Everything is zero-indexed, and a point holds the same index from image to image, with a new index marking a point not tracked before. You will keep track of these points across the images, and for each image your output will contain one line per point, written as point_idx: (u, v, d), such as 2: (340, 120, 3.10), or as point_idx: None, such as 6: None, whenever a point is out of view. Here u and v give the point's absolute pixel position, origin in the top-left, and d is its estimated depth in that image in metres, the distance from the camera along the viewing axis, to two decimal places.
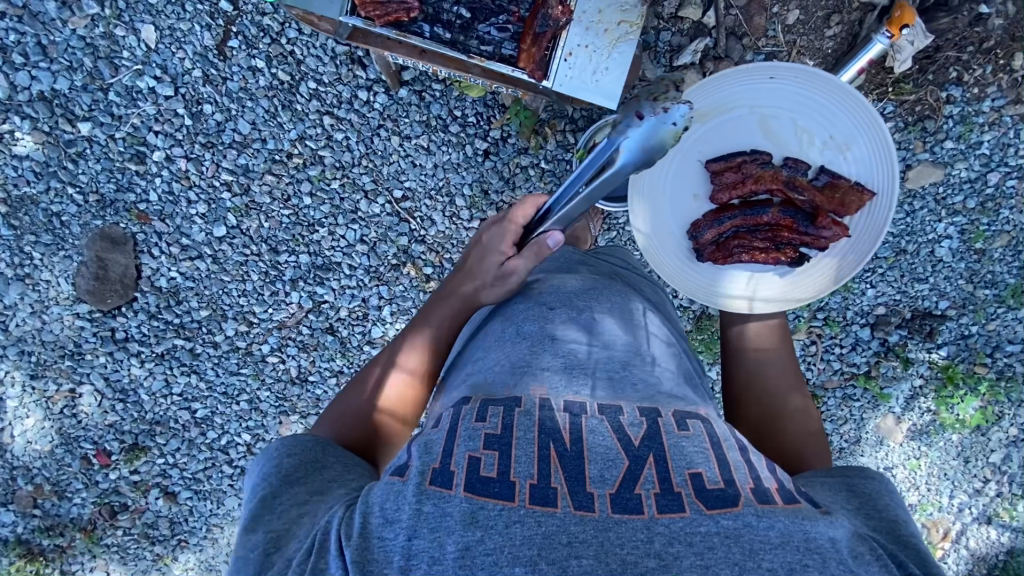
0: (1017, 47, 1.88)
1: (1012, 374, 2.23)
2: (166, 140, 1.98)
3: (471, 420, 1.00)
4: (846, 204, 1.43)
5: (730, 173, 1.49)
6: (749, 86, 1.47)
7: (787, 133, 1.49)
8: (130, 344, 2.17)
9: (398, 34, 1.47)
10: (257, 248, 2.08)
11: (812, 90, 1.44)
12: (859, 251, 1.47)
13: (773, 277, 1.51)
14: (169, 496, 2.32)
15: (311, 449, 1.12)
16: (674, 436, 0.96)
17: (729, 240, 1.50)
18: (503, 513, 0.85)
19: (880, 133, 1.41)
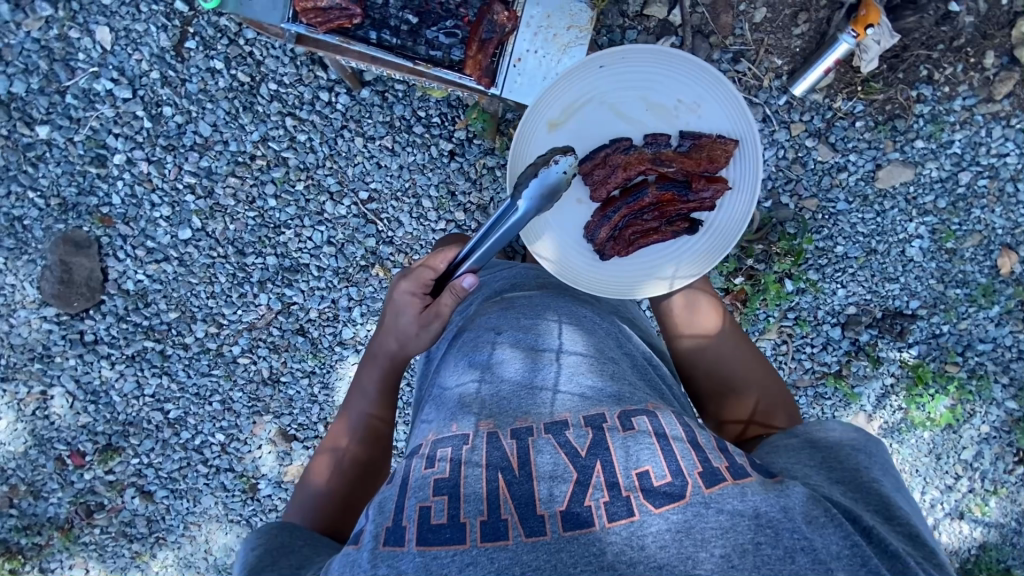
0: (989, 45, 1.87)
1: (983, 373, 2.23)
2: (126, 143, 1.96)
3: (420, 468, 0.96)
4: (715, 159, 1.37)
5: (599, 170, 1.41)
6: (587, 81, 1.39)
7: (638, 110, 1.42)
8: (99, 346, 2.17)
9: (340, 40, 1.44)
10: (224, 250, 2.08)
11: (642, 65, 1.38)
12: (741, 202, 1.40)
13: (679, 253, 1.43)
14: (145, 495, 2.34)
15: (277, 536, 1.12)
16: (619, 439, 0.93)
17: (625, 231, 1.42)
18: (455, 558, 0.83)
19: (721, 83, 1.36)
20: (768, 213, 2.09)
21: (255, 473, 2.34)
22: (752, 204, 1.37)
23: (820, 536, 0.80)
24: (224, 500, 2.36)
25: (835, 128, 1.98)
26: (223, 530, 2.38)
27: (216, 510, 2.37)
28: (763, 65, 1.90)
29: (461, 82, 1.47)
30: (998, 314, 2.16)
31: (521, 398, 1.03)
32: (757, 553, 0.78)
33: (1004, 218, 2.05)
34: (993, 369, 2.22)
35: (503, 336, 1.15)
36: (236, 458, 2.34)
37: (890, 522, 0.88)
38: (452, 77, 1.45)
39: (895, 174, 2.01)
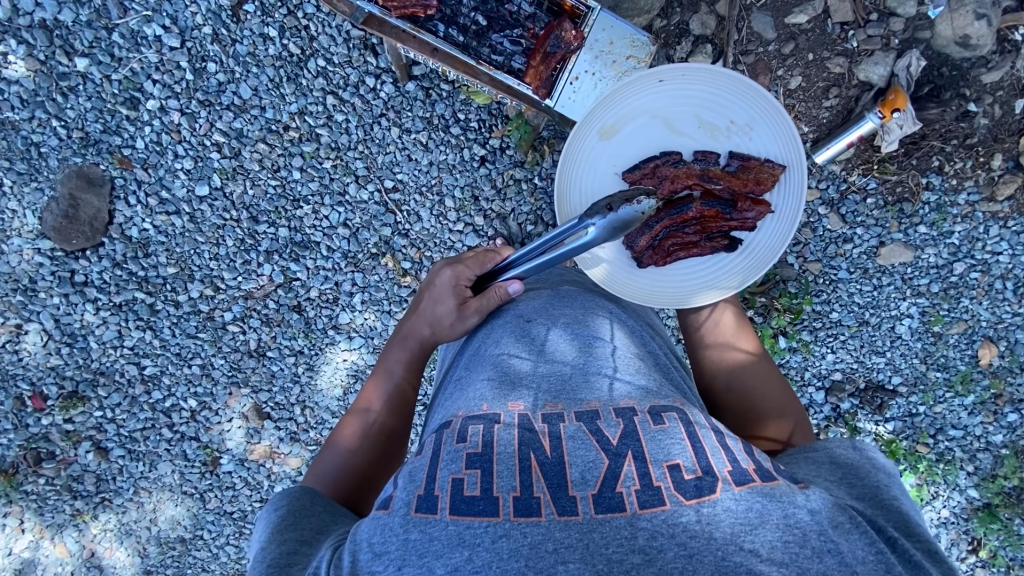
0: (998, 148, 1.97)
1: (951, 458, 2.30)
2: (163, 91, 1.96)
3: (452, 442, 1.02)
4: (762, 181, 1.40)
5: (647, 179, 1.45)
6: (642, 94, 1.42)
7: (691, 127, 1.45)
8: (88, 289, 2.10)
9: (411, 27, 1.48)
10: (237, 214, 2.06)
11: (701, 83, 1.39)
12: (785, 226, 1.42)
13: (714, 268, 1.47)
14: (101, 451, 2.25)
15: (299, 499, 1.16)
16: (651, 432, 0.99)
17: (664, 242, 1.46)
18: (487, 530, 0.87)
19: (777, 110, 1.37)
20: (772, 269, 2.17)
21: (220, 446, 2.27)
22: (795, 230, 1.40)
23: (846, 541, 0.85)
24: (182, 470, 2.28)
25: (847, 200, 2.07)
26: (174, 501, 2.30)
27: (172, 479, 2.29)
28: None
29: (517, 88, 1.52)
30: (972, 402, 2.25)
31: (554, 381, 1.12)
32: (788, 551, 0.83)
33: (989, 311, 2.15)
34: (960, 456, 2.29)
35: (537, 328, 1.24)
36: (203, 428, 2.26)
37: (910, 538, 0.90)
38: (508, 81, 1.50)
39: (895, 254, 2.11)
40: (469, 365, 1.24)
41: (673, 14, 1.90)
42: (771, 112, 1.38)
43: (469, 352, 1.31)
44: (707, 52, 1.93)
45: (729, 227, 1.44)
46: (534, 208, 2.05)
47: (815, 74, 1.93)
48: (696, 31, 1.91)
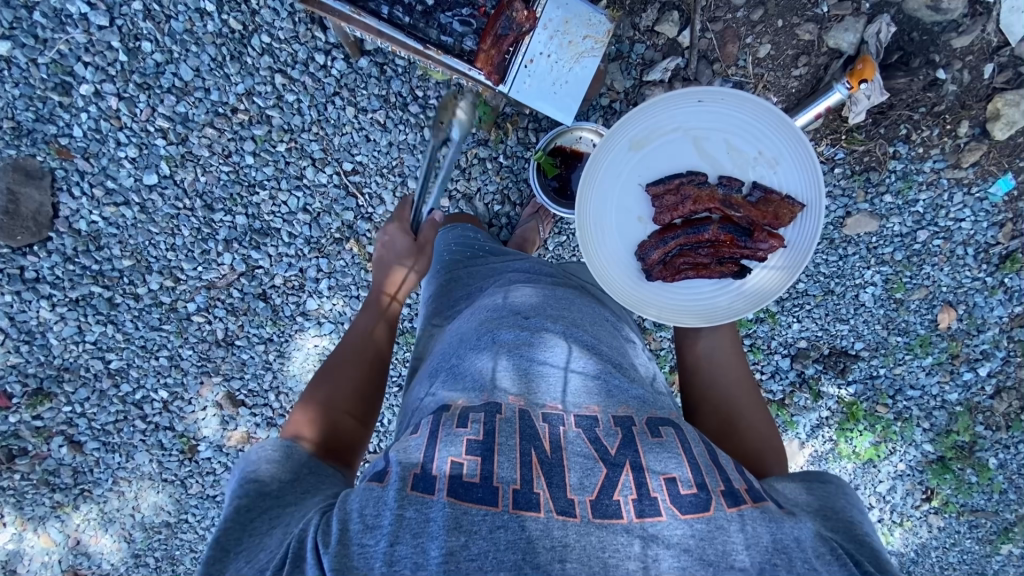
0: (965, 115, 1.95)
1: (908, 416, 2.40)
2: (96, 74, 1.83)
3: (452, 425, 1.01)
4: (781, 216, 1.32)
5: (669, 196, 1.36)
6: (675, 109, 1.31)
7: (719, 149, 1.35)
8: (40, 285, 2.03)
9: (351, 11, 1.39)
10: (190, 203, 1.97)
11: (741, 109, 1.29)
12: (795, 264, 1.34)
13: (717, 293, 1.37)
14: (74, 445, 2.24)
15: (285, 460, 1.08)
16: (648, 443, 1.00)
17: (675, 259, 1.37)
18: (486, 518, 0.87)
19: (810, 148, 1.27)
20: None
21: (196, 434, 2.27)
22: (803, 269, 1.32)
23: (827, 571, 0.88)
24: (160, 459, 2.29)
25: None
26: (155, 488, 2.32)
27: (151, 468, 2.30)
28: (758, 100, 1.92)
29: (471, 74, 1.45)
30: (930, 363, 2.33)
31: (554, 381, 1.11)
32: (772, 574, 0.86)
33: (951, 277, 2.19)
34: (917, 414, 2.40)
35: (531, 322, 1.23)
36: (177, 417, 2.26)
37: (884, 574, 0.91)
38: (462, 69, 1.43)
39: (862, 224, 2.11)
40: (454, 356, 1.20)
41: None
42: (801, 149, 1.28)
43: (449, 342, 1.26)
44: (674, 20, 1.83)
45: (742, 256, 1.37)
46: (500, 187, 2.02)
47: (784, 41, 1.86)
48: None
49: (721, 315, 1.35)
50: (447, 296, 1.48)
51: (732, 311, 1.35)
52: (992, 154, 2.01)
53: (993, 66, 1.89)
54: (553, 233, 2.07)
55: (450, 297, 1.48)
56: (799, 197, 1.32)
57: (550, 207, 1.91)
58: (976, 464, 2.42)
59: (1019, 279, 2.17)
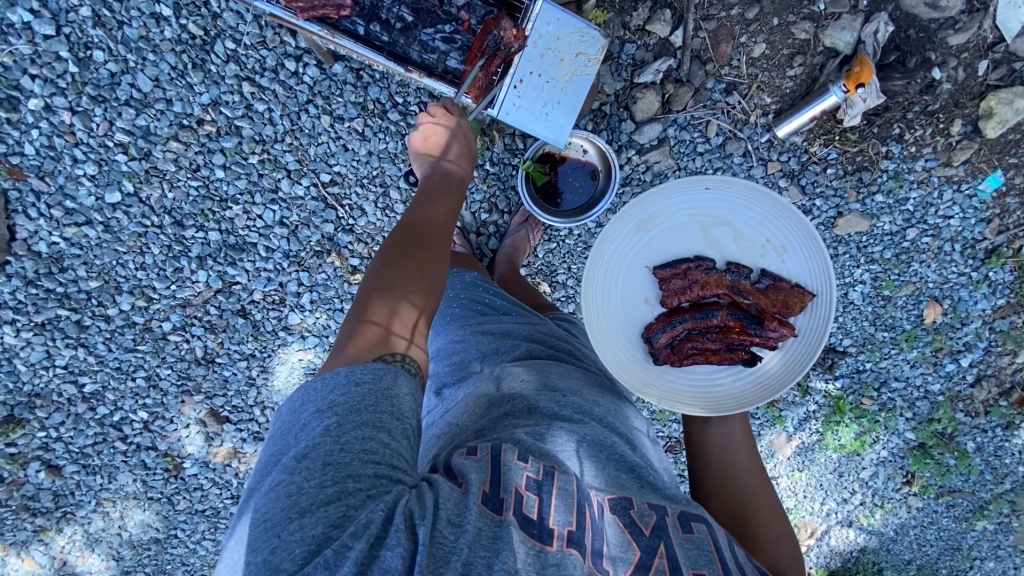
0: (958, 113, 1.92)
1: (892, 407, 2.44)
2: (45, 87, 1.69)
3: (514, 457, 0.98)
4: (790, 304, 1.32)
5: (676, 280, 1.38)
6: (682, 195, 1.36)
7: (726, 238, 1.38)
8: (3, 310, 1.92)
9: (325, 32, 1.39)
10: (158, 220, 1.86)
11: (747, 198, 1.35)
12: (807, 352, 1.32)
13: (726, 380, 1.35)
14: (52, 470, 2.16)
15: (353, 393, 0.95)
16: (680, 538, 0.98)
17: (683, 343, 1.35)
18: (539, 554, 0.88)
19: (814, 237, 1.31)
20: None
21: (180, 452, 2.20)
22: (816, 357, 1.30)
23: None
24: (144, 478, 2.22)
25: (807, 171, 2.02)
26: (141, 507, 2.25)
27: (135, 488, 2.23)
28: (752, 101, 1.86)
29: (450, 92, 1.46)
30: (915, 357, 2.34)
31: (592, 459, 1.06)
32: None
33: (938, 273, 2.19)
34: (901, 405, 2.43)
35: (568, 400, 1.17)
36: (160, 437, 2.18)
37: None
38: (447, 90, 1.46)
39: (853, 223, 2.09)
40: (481, 428, 1.11)
41: None
42: (806, 238, 1.32)
43: (475, 406, 1.17)
44: (666, 19, 1.76)
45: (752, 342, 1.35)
46: (488, 195, 1.94)
47: (778, 40, 1.80)
48: None
49: (731, 402, 1.32)
50: (461, 346, 1.37)
51: (742, 403, 1.32)
52: (982, 151, 1.99)
53: (988, 63, 1.86)
54: (543, 242, 2.00)
55: (464, 347, 1.36)
56: (808, 286, 1.34)
57: (541, 218, 1.84)
58: (956, 451, 2.47)
59: (1002, 272, 2.16)
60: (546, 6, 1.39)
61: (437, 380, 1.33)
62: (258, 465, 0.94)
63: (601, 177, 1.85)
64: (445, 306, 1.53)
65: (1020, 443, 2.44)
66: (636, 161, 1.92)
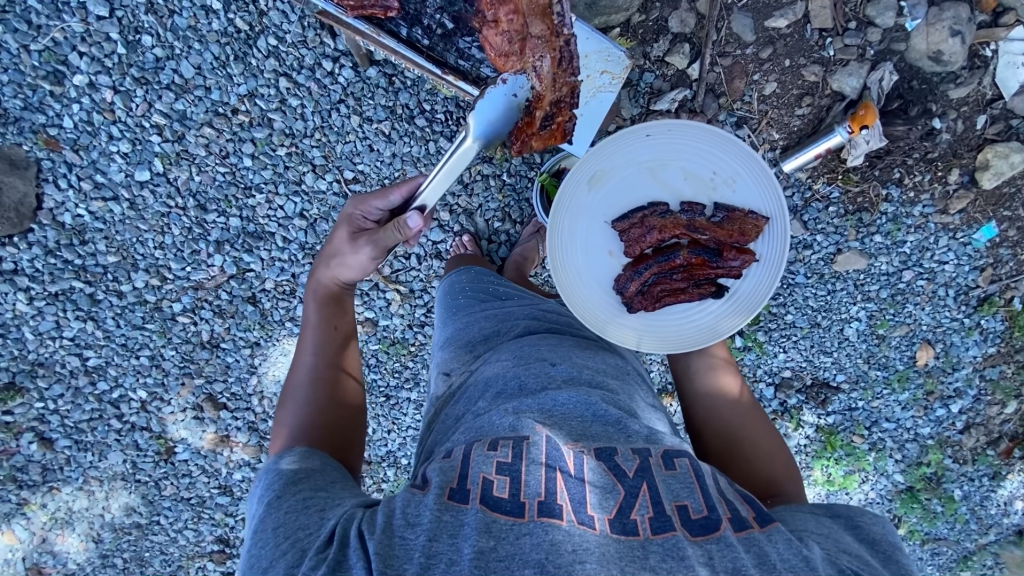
0: (955, 163, 2.02)
1: (881, 447, 2.46)
2: (92, 65, 1.76)
3: (482, 447, 0.99)
4: (746, 233, 1.39)
5: (634, 230, 1.43)
6: (627, 147, 1.39)
7: (677, 179, 1.42)
8: (18, 277, 1.95)
9: (370, 29, 1.48)
10: (183, 202, 1.91)
11: (690, 138, 1.37)
12: (769, 275, 1.41)
13: (696, 313, 1.44)
14: (45, 442, 2.15)
15: (291, 470, 1.13)
16: (661, 474, 0.97)
17: (653, 288, 1.43)
18: (513, 527, 0.86)
19: (759, 163, 1.37)
20: None
21: (173, 435, 2.20)
22: (779, 281, 1.38)
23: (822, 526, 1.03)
24: (135, 459, 2.21)
25: (810, 208, 2.09)
26: (127, 489, 2.24)
27: (124, 468, 2.22)
28: (761, 136, 1.96)
29: (496, 89, 1.29)
30: (906, 398, 2.38)
31: (573, 424, 1.07)
32: None
33: (931, 316, 2.24)
34: (891, 446, 2.45)
35: (558, 368, 1.22)
36: (156, 418, 2.18)
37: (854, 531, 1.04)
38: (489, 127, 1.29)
39: (851, 261, 2.16)
40: (483, 402, 1.17)
41: (652, 10, 1.84)
42: (753, 166, 1.37)
43: (477, 385, 1.24)
44: (685, 52, 1.87)
45: (716, 275, 1.43)
46: (502, 204, 2.02)
47: (790, 81, 1.90)
48: (674, 30, 1.86)
49: (699, 334, 1.43)
50: (465, 332, 1.44)
51: (713, 331, 1.42)
52: (978, 202, 2.07)
53: (986, 118, 1.96)
54: None
55: (468, 335, 1.43)
56: (761, 210, 1.40)
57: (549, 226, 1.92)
58: (943, 496, 2.48)
59: (994, 321, 2.23)
60: (575, 27, 1.49)
61: (445, 365, 1.40)
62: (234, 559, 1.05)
63: None
64: (452, 298, 1.61)
65: (1006, 494, 2.45)
66: None
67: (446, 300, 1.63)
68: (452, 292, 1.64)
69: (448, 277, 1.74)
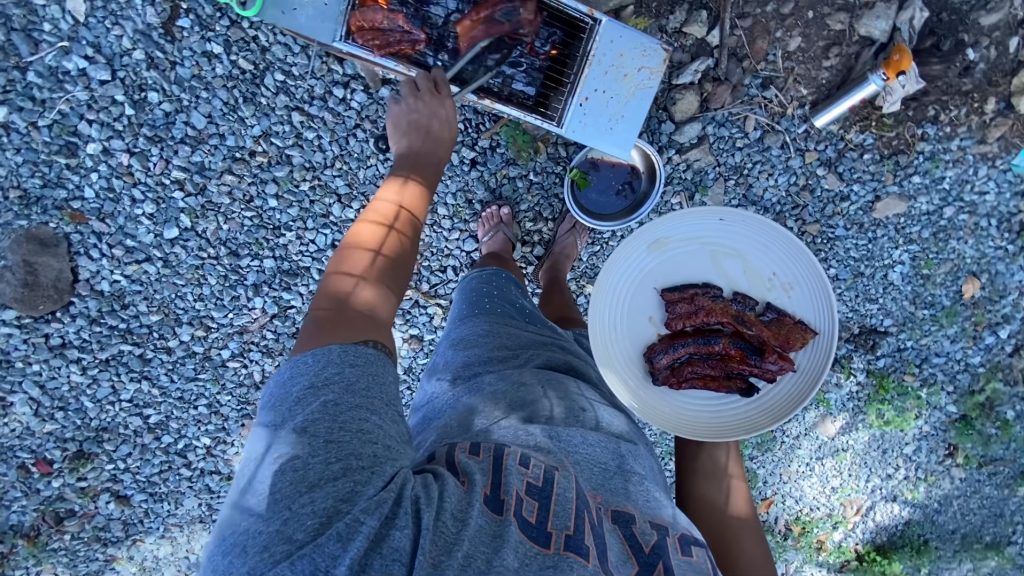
0: (991, 92, 1.95)
1: (934, 381, 2.46)
2: (103, 131, 1.72)
3: (516, 462, 1.01)
4: (792, 340, 1.34)
5: (683, 304, 1.39)
6: (696, 222, 1.39)
7: (735, 268, 1.40)
8: (68, 350, 1.95)
9: (400, 66, 1.46)
10: (215, 251, 1.89)
11: (762, 233, 1.37)
12: (804, 390, 1.36)
13: (722, 406, 1.38)
14: (121, 499, 2.16)
15: (348, 372, 0.94)
16: (680, 560, 0.99)
17: (683, 366, 1.37)
18: (536, 556, 0.90)
19: (822, 279, 1.35)
20: None
21: None
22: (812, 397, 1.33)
23: None
24: (209, 501, 2.22)
25: (844, 158, 2.04)
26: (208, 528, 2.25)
27: (200, 511, 2.23)
28: (789, 94, 1.89)
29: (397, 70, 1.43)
30: (954, 332, 2.36)
31: (598, 471, 1.08)
32: None
33: (974, 248, 2.21)
34: (942, 379, 2.45)
35: (583, 410, 1.21)
36: (222, 460, 2.19)
37: None
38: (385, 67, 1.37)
39: (891, 206, 2.11)
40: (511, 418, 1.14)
41: None
42: (814, 277, 1.36)
43: (509, 402, 1.19)
44: (702, 20, 1.80)
45: (751, 373, 1.38)
46: (533, 204, 1.97)
47: (814, 33, 1.83)
48: None
49: (719, 428, 1.35)
50: (487, 336, 1.38)
51: (736, 431, 1.35)
52: (1017, 127, 2.01)
53: (1018, 40, 1.89)
54: (587, 245, 2.02)
55: (493, 344, 1.36)
56: (811, 323, 1.37)
57: (588, 221, 1.84)
58: (997, 420, 2.50)
59: None
60: (604, 28, 1.46)
61: (451, 370, 1.33)
62: (253, 444, 0.92)
63: (643, 182, 1.89)
64: (472, 295, 1.55)
65: None
66: (677, 160, 1.95)
67: (471, 295, 1.56)
68: (478, 293, 1.55)
69: (469, 282, 1.65)
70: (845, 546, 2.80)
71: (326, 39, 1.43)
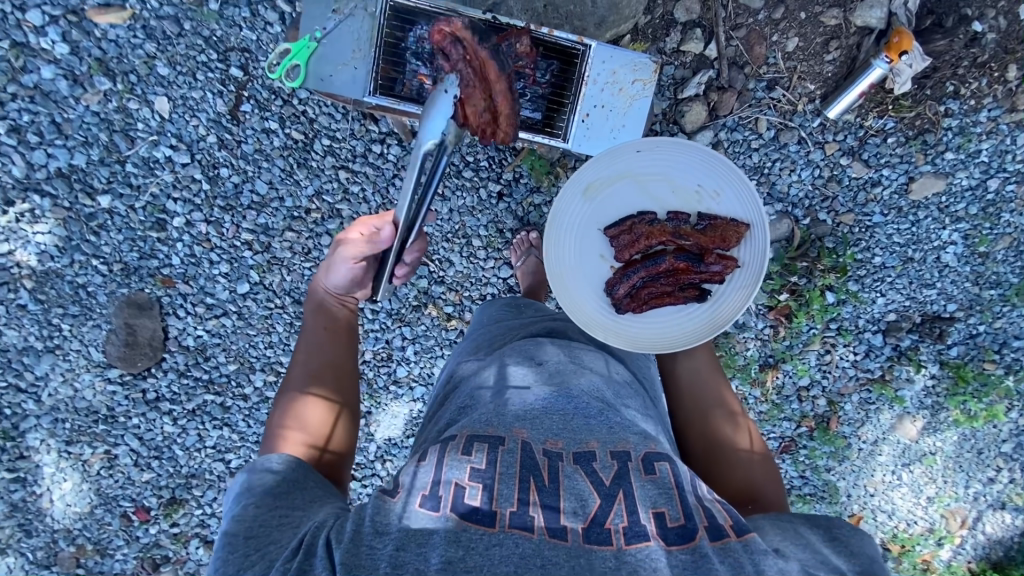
0: (1011, 60, 1.93)
1: (1019, 368, 2.27)
2: (186, 206, 2.02)
3: (456, 454, 1.09)
4: (726, 238, 1.53)
5: (626, 235, 1.58)
6: (621, 162, 1.57)
7: (664, 190, 1.59)
8: (161, 403, 2.19)
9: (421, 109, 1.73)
10: (281, 301, 2.11)
11: (676, 153, 1.55)
12: (750, 279, 1.54)
13: (683, 316, 1.56)
14: (209, 544, 2.32)
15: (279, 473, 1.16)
16: (640, 480, 1.07)
17: (640, 290, 1.56)
18: (483, 537, 0.96)
19: (740, 178, 1.53)
20: (807, 230, 2.14)
21: None
22: (759, 284, 1.51)
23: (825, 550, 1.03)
24: None
25: (867, 145, 2.04)
26: None
27: None
28: (797, 91, 1.97)
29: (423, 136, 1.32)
30: None
31: (555, 420, 1.17)
32: None
33: None
34: None
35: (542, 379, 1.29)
36: None
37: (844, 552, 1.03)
38: (447, 129, 1.33)
39: (927, 185, 2.07)
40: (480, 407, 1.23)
41: (656, 8, 1.91)
42: (730, 176, 1.54)
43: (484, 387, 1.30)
44: (698, 37, 1.93)
45: (700, 279, 1.55)
46: None
47: (810, 31, 1.91)
48: (682, 20, 1.92)
49: (684, 336, 1.53)
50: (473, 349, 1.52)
51: (699, 334, 1.53)
52: None
53: None
54: None
55: (480, 346, 1.50)
56: (740, 218, 1.55)
57: None
58: None
59: None
60: (597, 51, 1.67)
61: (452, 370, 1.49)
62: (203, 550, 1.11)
63: None
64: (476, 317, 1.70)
65: None
66: None
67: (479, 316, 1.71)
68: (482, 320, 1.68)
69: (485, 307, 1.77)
70: (956, 564, 2.52)
71: (357, 93, 1.72)
